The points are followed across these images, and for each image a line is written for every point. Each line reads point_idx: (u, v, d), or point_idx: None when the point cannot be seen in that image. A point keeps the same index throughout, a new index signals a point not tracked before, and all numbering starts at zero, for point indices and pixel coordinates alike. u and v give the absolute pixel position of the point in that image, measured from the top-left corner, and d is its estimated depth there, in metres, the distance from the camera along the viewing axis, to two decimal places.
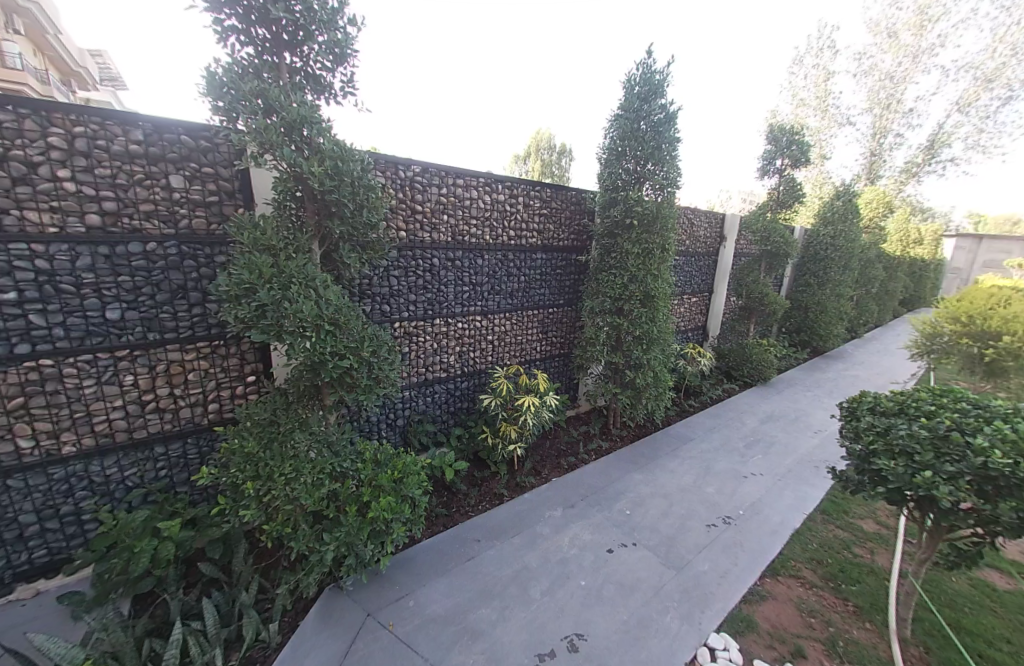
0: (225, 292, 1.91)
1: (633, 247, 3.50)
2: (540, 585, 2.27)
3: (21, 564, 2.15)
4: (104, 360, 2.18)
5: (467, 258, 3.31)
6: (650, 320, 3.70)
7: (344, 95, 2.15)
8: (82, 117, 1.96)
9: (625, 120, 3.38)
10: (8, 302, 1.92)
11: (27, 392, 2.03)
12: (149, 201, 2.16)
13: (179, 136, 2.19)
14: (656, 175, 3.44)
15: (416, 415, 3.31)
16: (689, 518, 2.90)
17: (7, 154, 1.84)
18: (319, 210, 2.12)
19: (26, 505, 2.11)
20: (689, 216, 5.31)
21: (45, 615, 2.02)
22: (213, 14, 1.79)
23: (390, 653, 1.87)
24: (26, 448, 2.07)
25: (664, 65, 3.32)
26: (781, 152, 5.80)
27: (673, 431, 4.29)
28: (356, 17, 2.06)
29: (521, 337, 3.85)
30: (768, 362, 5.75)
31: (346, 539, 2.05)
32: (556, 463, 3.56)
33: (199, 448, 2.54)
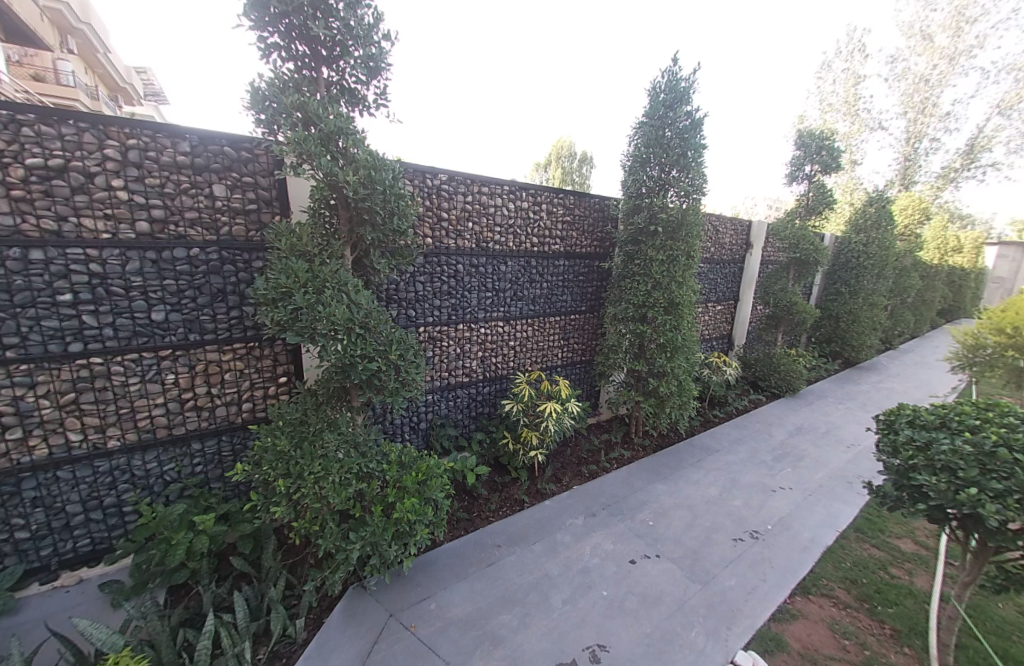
0: (263, 296, 2.00)
1: (658, 254, 3.47)
2: (561, 594, 2.25)
3: (66, 551, 2.27)
4: (148, 359, 2.30)
5: (490, 264, 3.35)
6: (675, 327, 3.64)
7: (377, 107, 2.22)
8: (135, 130, 2.10)
9: (650, 128, 3.37)
10: (64, 303, 2.06)
11: (78, 388, 2.15)
12: (193, 209, 2.28)
13: (223, 148, 2.32)
14: (682, 181, 3.41)
15: (439, 418, 3.35)
16: (714, 531, 2.83)
17: (68, 165, 1.98)
18: (351, 217, 2.20)
19: (73, 496, 2.24)
20: (715, 224, 5.23)
21: (87, 602, 2.12)
22: (258, 33, 1.91)
23: (412, 654, 1.88)
24: (77, 441, 2.20)
25: (690, 72, 3.31)
26: (811, 158, 5.68)
27: (697, 441, 4.20)
28: (390, 32, 2.13)
29: (543, 343, 3.86)
30: (797, 373, 5.57)
31: (371, 539, 2.09)
32: (577, 471, 3.53)
33: (233, 446, 2.63)
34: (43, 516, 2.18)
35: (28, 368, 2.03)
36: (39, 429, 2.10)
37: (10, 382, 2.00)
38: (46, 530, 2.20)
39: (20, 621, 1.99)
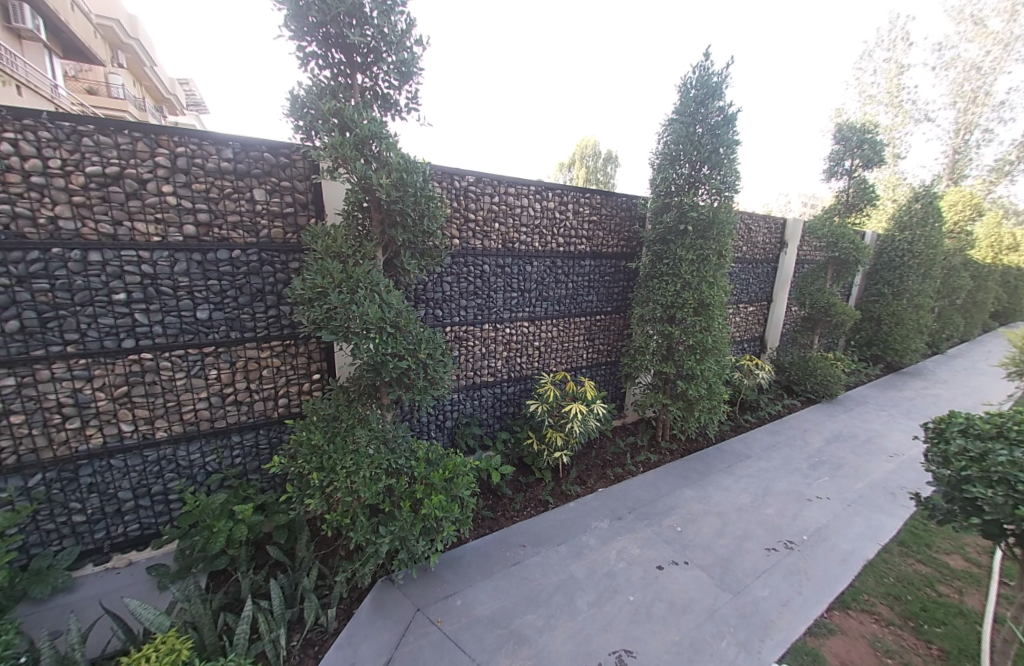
0: (300, 295, 2.08)
1: (687, 253, 3.39)
2: (586, 597, 2.23)
3: (118, 535, 2.42)
4: (193, 355, 2.43)
5: (516, 265, 3.36)
6: (705, 329, 3.54)
7: (409, 111, 2.26)
8: (183, 138, 2.22)
9: (681, 124, 3.31)
10: (119, 302, 2.19)
11: (130, 381, 2.29)
12: (236, 212, 2.39)
13: (263, 154, 2.42)
14: (713, 178, 3.31)
15: (464, 417, 3.39)
16: (746, 539, 2.74)
17: (124, 173, 2.12)
18: (383, 219, 2.25)
19: (124, 483, 2.38)
20: (747, 222, 5.07)
21: (136, 583, 2.25)
22: (297, 42, 1.98)
23: (438, 649, 1.91)
24: (129, 432, 2.35)
25: (722, 67, 3.23)
26: (851, 152, 5.43)
27: (727, 447, 4.08)
28: (422, 37, 2.17)
29: (568, 344, 3.84)
30: (834, 378, 5.32)
31: (400, 533, 2.13)
32: (602, 473, 3.49)
33: (270, 439, 2.74)
34: (98, 501, 2.33)
35: (86, 362, 2.18)
36: (95, 419, 2.25)
37: (71, 375, 2.16)
38: (100, 514, 2.35)
39: (78, 598, 2.14)
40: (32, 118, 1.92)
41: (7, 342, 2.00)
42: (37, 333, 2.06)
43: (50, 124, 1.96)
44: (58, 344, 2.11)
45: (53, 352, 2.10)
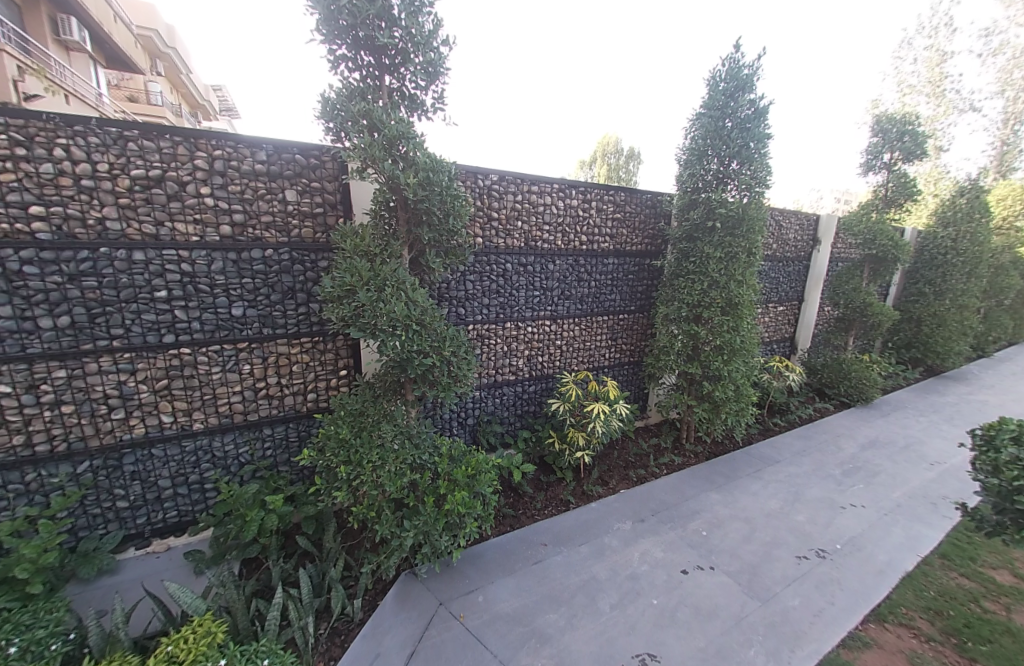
0: (329, 293, 2.13)
1: (715, 251, 3.30)
2: (608, 598, 2.21)
3: (157, 521, 2.54)
4: (228, 351, 2.52)
5: (538, 263, 3.35)
6: (733, 329, 3.44)
7: (435, 111, 2.28)
8: (220, 142, 2.30)
9: (709, 119, 3.22)
10: (161, 299, 2.30)
11: (170, 375, 2.40)
12: (269, 213, 2.47)
13: (295, 156, 2.49)
14: (743, 173, 3.21)
15: (486, 415, 3.40)
16: (775, 546, 2.65)
17: (166, 176, 2.22)
18: (409, 218, 2.29)
19: (164, 472, 2.50)
20: (777, 219, 4.90)
21: (175, 567, 2.36)
22: (328, 46, 2.03)
23: (461, 644, 1.93)
24: (168, 423, 2.46)
25: (753, 59, 3.14)
26: (890, 145, 5.18)
27: (755, 451, 3.96)
28: (449, 37, 2.19)
29: (590, 343, 3.80)
30: (870, 382, 5.09)
31: (424, 528, 2.17)
32: (624, 475, 3.45)
33: (300, 433, 2.83)
34: (140, 488, 2.45)
35: (131, 355, 2.30)
36: (138, 411, 2.37)
37: (116, 368, 2.28)
38: (141, 501, 2.47)
39: (122, 579, 2.26)
40: (82, 124, 2.04)
41: (61, 336, 2.14)
42: (87, 327, 2.18)
43: (98, 130, 2.07)
44: (105, 338, 2.23)
45: (100, 346, 2.22)
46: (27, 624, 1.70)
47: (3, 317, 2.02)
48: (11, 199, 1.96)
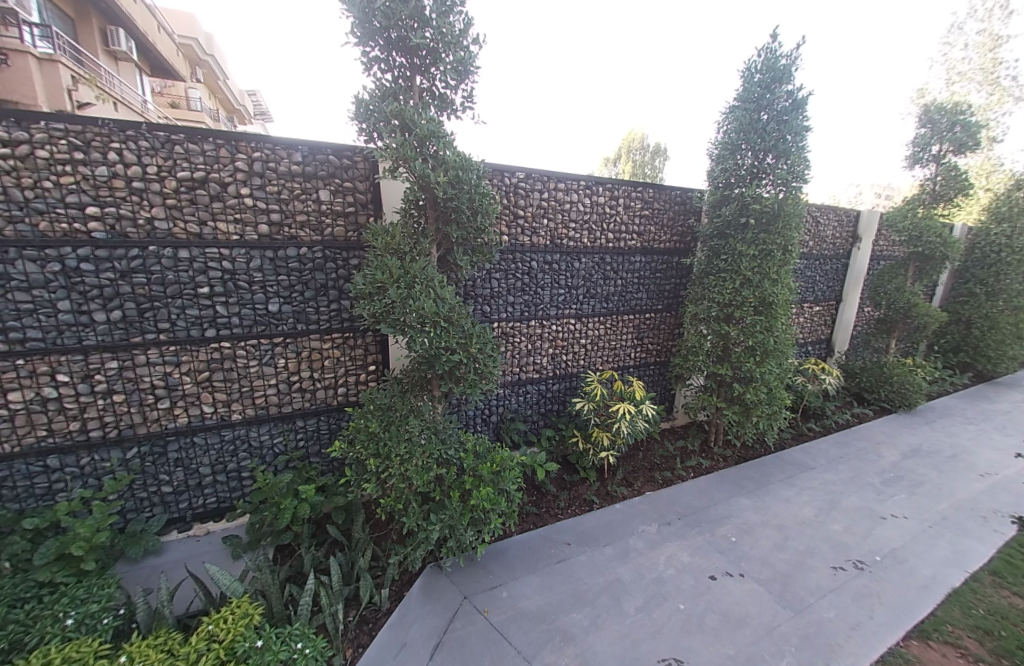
0: (361, 290, 2.19)
1: (749, 248, 3.18)
2: (633, 601, 2.18)
3: (198, 506, 2.67)
4: (265, 345, 2.62)
5: (564, 261, 3.33)
6: (767, 329, 3.31)
7: (464, 110, 2.30)
8: (259, 144, 2.40)
9: (744, 111, 3.12)
10: (203, 295, 2.41)
11: (211, 367, 2.52)
12: (304, 212, 2.55)
13: (329, 157, 2.57)
14: (779, 167, 3.10)
15: (510, 412, 3.42)
16: (808, 556, 2.55)
17: (209, 178, 2.32)
18: (438, 216, 2.32)
19: (205, 459, 2.62)
20: (814, 215, 4.70)
21: (214, 550, 2.48)
22: (362, 48, 2.08)
23: (485, 638, 1.94)
24: (209, 413, 2.58)
25: (791, 48, 3.02)
26: (939, 136, 4.89)
27: (787, 456, 3.82)
28: (479, 36, 2.20)
29: (615, 342, 3.75)
30: (914, 387, 4.81)
31: (449, 522, 2.20)
32: (649, 476, 3.39)
33: (331, 425, 2.92)
34: (183, 474, 2.58)
35: (176, 348, 2.42)
36: (182, 401, 2.50)
37: (163, 360, 2.41)
38: (184, 486, 2.61)
39: (166, 560, 2.39)
40: (134, 129, 2.16)
41: (113, 329, 2.27)
42: (136, 321, 2.32)
43: (148, 134, 2.19)
44: (153, 332, 2.36)
45: (149, 339, 2.35)
46: (82, 597, 1.83)
47: (63, 311, 2.17)
48: (70, 201, 2.10)
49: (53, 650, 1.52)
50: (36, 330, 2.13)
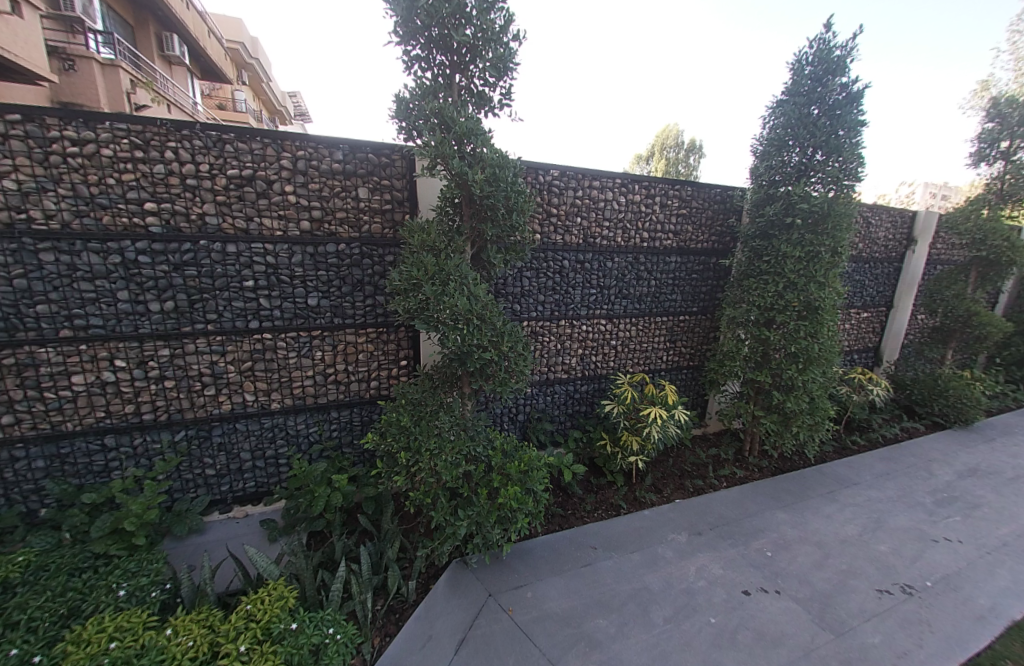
0: (397, 286, 2.22)
1: (794, 250, 3.02)
2: (662, 611, 2.12)
3: (238, 490, 2.80)
4: (304, 338, 2.71)
5: (596, 261, 3.28)
6: (812, 335, 3.14)
7: (502, 107, 2.29)
8: (303, 143, 2.47)
9: (793, 106, 2.97)
10: (248, 288, 2.52)
11: (254, 358, 2.63)
12: (343, 209, 2.62)
13: (368, 155, 2.62)
14: (830, 164, 2.93)
15: (537, 412, 3.40)
16: (851, 576, 2.41)
17: (256, 175, 2.41)
18: (473, 214, 2.32)
19: (245, 445, 2.74)
20: (865, 215, 4.43)
21: (251, 532, 2.59)
22: (404, 48, 2.11)
23: (510, 637, 1.94)
24: (250, 401, 2.69)
25: (847, 38, 2.86)
26: (1010, 130, 4.50)
27: (828, 470, 3.63)
28: (519, 33, 2.20)
29: (647, 344, 3.67)
30: (972, 402, 4.46)
31: (477, 519, 2.21)
32: (679, 484, 3.30)
33: (363, 417, 2.98)
34: (225, 458, 2.71)
35: (222, 338, 2.54)
36: (226, 388, 2.62)
37: (210, 349, 2.53)
38: (225, 470, 2.73)
39: (208, 539, 2.51)
40: (189, 129, 2.27)
41: (166, 318, 2.41)
42: (187, 312, 2.44)
43: (201, 133, 2.30)
44: (201, 322, 2.48)
45: (197, 329, 2.47)
46: (133, 570, 1.95)
47: (122, 300, 2.31)
48: (131, 197, 2.23)
49: (108, 619, 1.62)
50: (99, 318, 2.29)
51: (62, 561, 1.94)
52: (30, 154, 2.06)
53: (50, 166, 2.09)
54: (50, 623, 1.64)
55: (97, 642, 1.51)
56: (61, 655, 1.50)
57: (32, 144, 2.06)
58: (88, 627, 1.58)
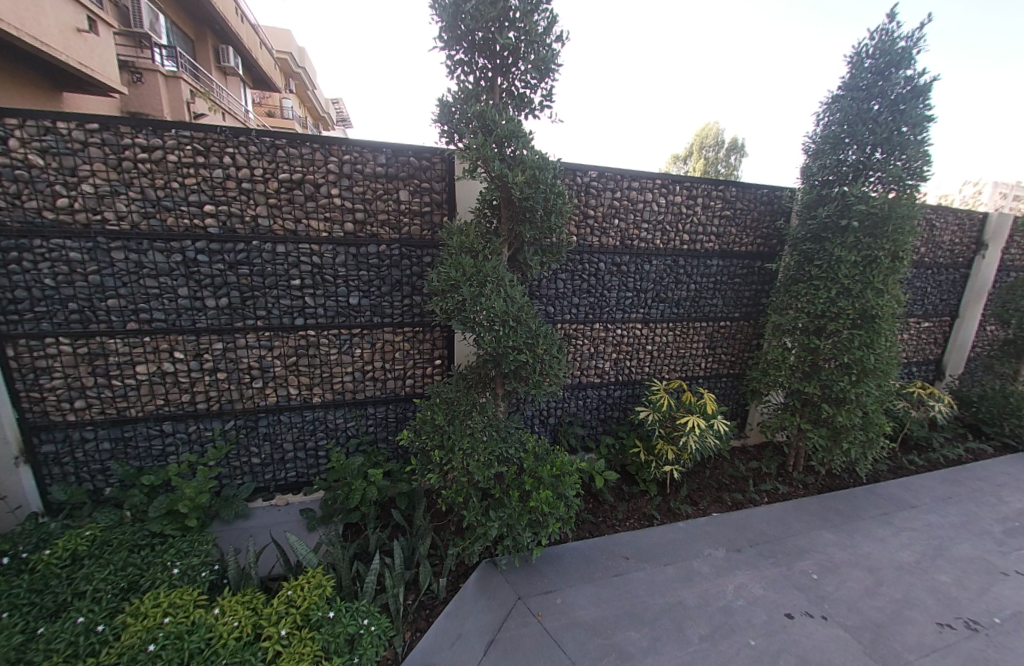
0: (435, 287, 2.26)
1: (849, 254, 2.85)
2: (697, 628, 2.04)
3: (281, 479, 2.92)
4: (345, 335, 2.81)
5: (633, 263, 3.21)
6: (867, 346, 2.94)
7: (542, 109, 2.28)
8: (349, 147, 2.56)
9: (850, 101, 2.80)
10: (295, 286, 2.63)
11: (298, 353, 2.74)
12: (384, 212, 2.69)
13: (410, 158, 2.68)
14: (891, 163, 2.75)
15: (568, 415, 3.37)
16: (907, 606, 2.23)
17: (305, 179, 2.52)
18: (511, 216, 2.32)
19: (287, 436, 2.86)
20: (929, 217, 4.11)
21: (291, 520, 2.70)
22: (448, 52, 2.15)
23: (539, 643, 1.92)
24: (294, 394, 2.81)
25: (912, 29, 2.68)
26: None
27: (882, 490, 3.38)
28: (562, 34, 2.18)
29: (684, 350, 3.55)
30: None
31: (508, 520, 2.21)
32: (716, 497, 3.17)
33: (398, 414, 3.05)
34: (269, 448, 2.84)
35: (270, 334, 2.67)
36: (272, 381, 2.74)
37: (259, 344, 2.66)
38: (269, 459, 2.86)
39: (252, 524, 2.64)
40: (245, 135, 2.40)
41: (220, 314, 2.55)
42: (239, 308, 2.58)
43: (256, 140, 2.43)
44: (252, 318, 2.61)
45: (248, 324, 2.61)
46: (185, 550, 2.07)
47: (182, 296, 2.47)
48: (192, 199, 2.38)
49: (163, 595, 1.73)
50: (161, 312, 2.46)
51: (123, 538, 2.10)
52: (106, 161, 2.25)
53: (122, 170, 2.27)
54: (112, 594, 1.78)
55: (153, 616, 1.62)
56: (121, 625, 1.63)
57: (108, 151, 2.24)
58: (145, 601, 1.69)
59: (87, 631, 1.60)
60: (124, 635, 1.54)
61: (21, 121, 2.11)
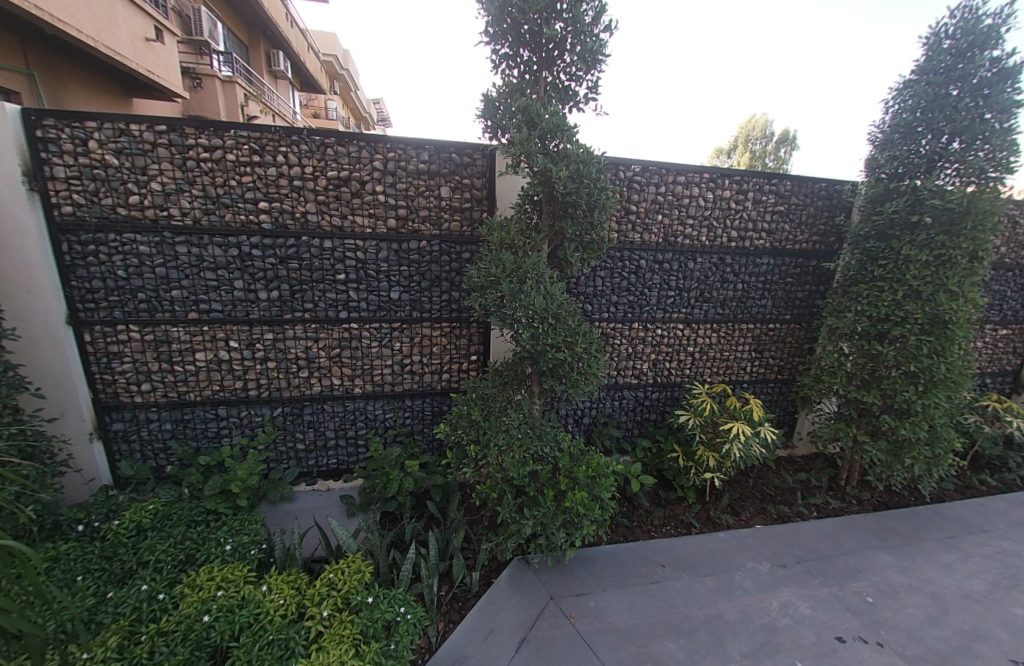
0: (475, 282, 2.27)
1: (919, 253, 2.62)
2: (738, 644, 1.95)
3: (322, 466, 3.03)
4: (386, 329, 2.87)
5: (676, 261, 3.10)
6: (936, 354, 2.71)
7: (587, 102, 2.23)
8: (394, 145, 2.62)
9: (926, 86, 2.57)
10: (340, 280, 2.72)
11: (341, 345, 2.84)
12: (425, 208, 2.73)
13: (451, 155, 2.70)
14: (970, 154, 2.51)
15: (603, 416, 3.31)
16: (976, 639, 2.04)
17: (351, 176, 2.59)
18: (553, 211, 2.28)
19: (330, 424, 2.97)
20: (1011, 214, 3.72)
21: (332, 506, 2.82)
22: (493, 47, 2.14)
23: (572, 645, 1.90)
24: (337, 384, 2.91)
25: (1001, 5, 2.42)
26: None
27: (948, 512, 3.11)
28: (610, 24, 2.12)
29: (728, 352, 3.40)
30: None
31: (542, 519, 2.19)
32: (760, 508, 3.03)
33: (434, 408, 3.10)
34: (314, 435, 2.96)
35: (316, 326, 2.77)
36: (317, 371, 2.85)
37: (306, 336, 2.77)
38: (312, 446, 2.98)
39: (297, 508, 2.78)
40: (297, 135, 2.50)
41: (271, 306, 2.68)
42: (288, 301, 2.70)
43: (307, 139, 2.52)
44: (300, 311, 2.72)
45: (297, 317, 2.73)
46: (237, 528, 2.19)
47: (237, 289, 2.61)
48: (248, 196, 2.51)
49: (216, 569, 1.84)
50: (219, 304, 2.61)
51: (181, 513, 2.25)
52: (172, 160, 2.40)
53: (186, 169, 2.42)
54: (172, 565, 1.91)
55: (207, 588, 1.72)
56: (179, 595, 1.74)
57: (174, 151, 2.40)
58: (200, 573, 1.81)
59: (150, 598, 1.72)
60: (183, 604, 1.65)
61: (99, 124, 2.29)
